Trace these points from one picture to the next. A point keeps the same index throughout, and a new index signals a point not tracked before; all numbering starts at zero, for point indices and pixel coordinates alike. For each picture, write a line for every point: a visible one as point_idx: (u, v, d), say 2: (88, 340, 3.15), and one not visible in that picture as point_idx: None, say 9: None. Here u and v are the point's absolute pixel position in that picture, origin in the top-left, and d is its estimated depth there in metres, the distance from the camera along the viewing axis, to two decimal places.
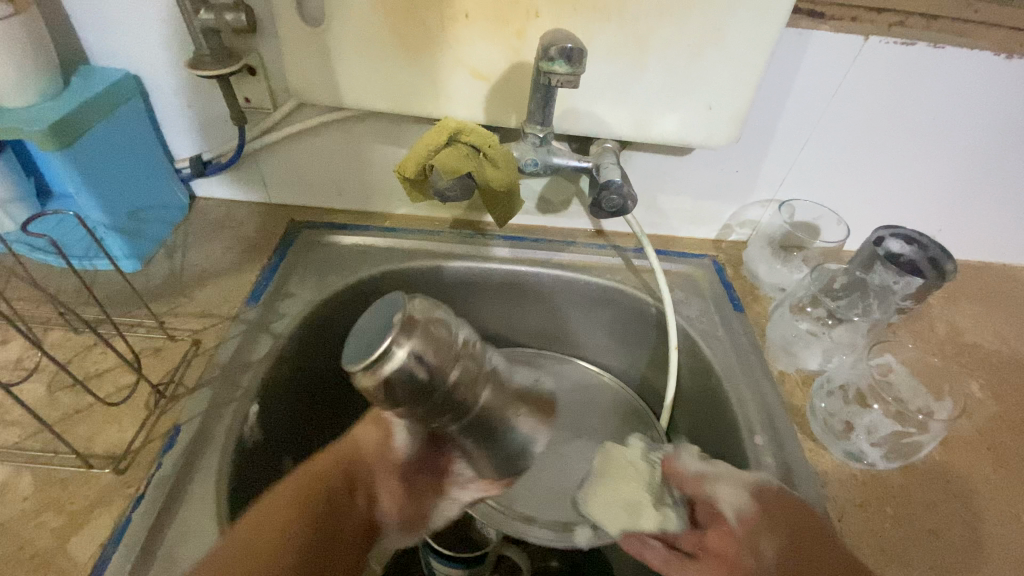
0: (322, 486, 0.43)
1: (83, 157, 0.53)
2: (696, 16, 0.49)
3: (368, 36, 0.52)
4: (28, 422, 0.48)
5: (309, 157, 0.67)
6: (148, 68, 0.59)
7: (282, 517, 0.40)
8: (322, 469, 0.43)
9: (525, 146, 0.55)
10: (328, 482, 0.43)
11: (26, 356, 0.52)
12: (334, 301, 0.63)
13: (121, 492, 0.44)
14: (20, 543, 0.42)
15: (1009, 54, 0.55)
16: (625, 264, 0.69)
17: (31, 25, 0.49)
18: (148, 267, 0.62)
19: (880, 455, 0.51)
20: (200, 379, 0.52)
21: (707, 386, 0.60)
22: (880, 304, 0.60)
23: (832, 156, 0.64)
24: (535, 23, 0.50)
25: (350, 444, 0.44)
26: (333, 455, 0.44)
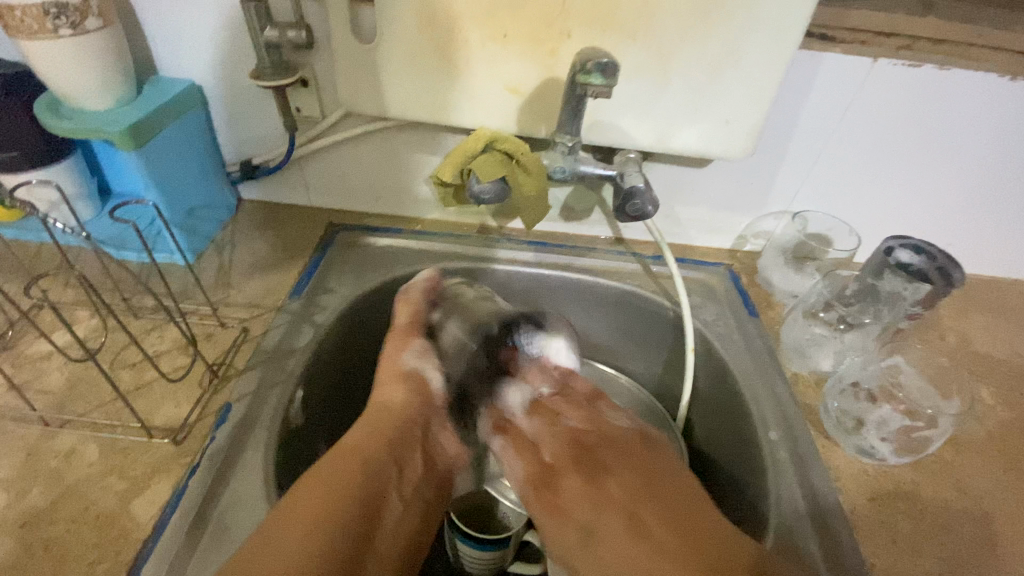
0: (385, 449, 0.48)
1: (152, 156, 0.58)
2: (716, 37, 0.53)
3: (415, 52, 0.57)
4: (92, 396, 0.52)
5: (349, 163, 0.72)
6: (210, 80, 0.65)
7: (351, 476, 0.44)
8: (384, 431, 0.50)
9: (556, 154, 0.59)
10: (387, 447, 0.48)
11: (91, 336, 0.56)
12: (369, 296, 0.67)
13: (178, 461, 0.48)
14: (87, 503, 0.45)
15: (1012, 75, 0.59)
16: (644, 269, 0.73)
17: (116, 36, 0.55)
18: (200, 261, 0.66)
19: (891, 451, 0.53)
20: (249, 362, 0.56)
21: (723, 386, 0.63)
22: (891, 310, 0.63)
23: (843, 170, 0.68)
24: (567, 42, 0.55)
25: (388, 413, 0.51)
26: (381, 424, 0.50)
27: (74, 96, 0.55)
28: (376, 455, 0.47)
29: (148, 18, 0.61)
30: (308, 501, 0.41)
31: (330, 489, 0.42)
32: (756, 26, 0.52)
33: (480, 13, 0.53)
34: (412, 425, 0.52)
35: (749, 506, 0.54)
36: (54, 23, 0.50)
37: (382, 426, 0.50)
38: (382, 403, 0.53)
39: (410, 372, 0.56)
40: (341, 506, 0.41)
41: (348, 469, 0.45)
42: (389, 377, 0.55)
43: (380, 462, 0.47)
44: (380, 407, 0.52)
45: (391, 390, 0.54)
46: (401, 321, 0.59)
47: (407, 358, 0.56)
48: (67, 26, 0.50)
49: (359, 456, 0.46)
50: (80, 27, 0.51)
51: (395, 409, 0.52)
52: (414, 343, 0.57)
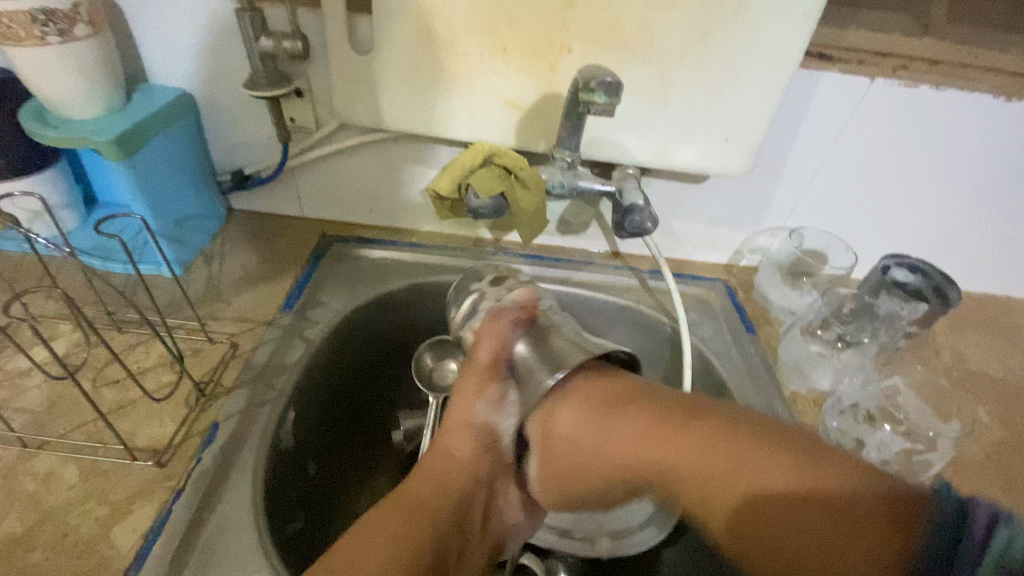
0: (452, 506, 0.45)
1: (141, 165, 0.57)
2: (716, 55, 0.53)
3: (413, 64, 0.56)
4: (73, 415, 0.50)
5: (344, 174, 0.71)
6: (202, 89, 0.64)
7: (416, 529, 0.42)
8: (449, 487, 0.46)
9: (555, 169, 0.58)
10: (454, 502, 0.46)
11: (73, 352, 0.54)
12: (362, 311, 0.65)
13: (162, 484, 0.46)
14: (66, 530, 0.43)
15: (1008, 97, 0.59)
16: (641, 285, 0.72)
17: (105, 44, 0.53)
18: (189, 274, 0.65)
19: (890, 473, 0.53)
20: (237, 379, 0.54)
21: (720, 403, 0.62)
22: (887, 329, 0.63)
23: (841, 186, 0.68)
24: (567, 58, 0.54)
25: (456, 463, 0.48)
26: (447, 478, 0.47)
27: (60, 104, 0.53)
28: (437, 512, 0.44)
29: (139, 26, 0.59)
30: (362, 555, 0.38)
31: (388, 542, 0.40)
32: (756, 45, 0.52)
33: (479, 27, 0.53)
34: (481, 482, 0.48)
35: None
36: (41, 30, 0.48)
37: (446, 479, 0.47)
38: (467, 458, 0.48)
39: (478, 425, 0.48)
40: (404, 571, 0.38)
41: (410, 521, 0.42)
42: (456, 424, 0.49)
43: (445, 524, 0.44)
44: (443, 455, 0.48)
45: (466, 444, 0.48)
46: (478, 360, 0.48)
47: (479, 410, 0.48)
48: (54, 33, 0.49)
49: (427, 513, 0.44)
50: (69, 34, 0.50)
51: (466, 463, 0.48)
52: (484, 391, 0.48)
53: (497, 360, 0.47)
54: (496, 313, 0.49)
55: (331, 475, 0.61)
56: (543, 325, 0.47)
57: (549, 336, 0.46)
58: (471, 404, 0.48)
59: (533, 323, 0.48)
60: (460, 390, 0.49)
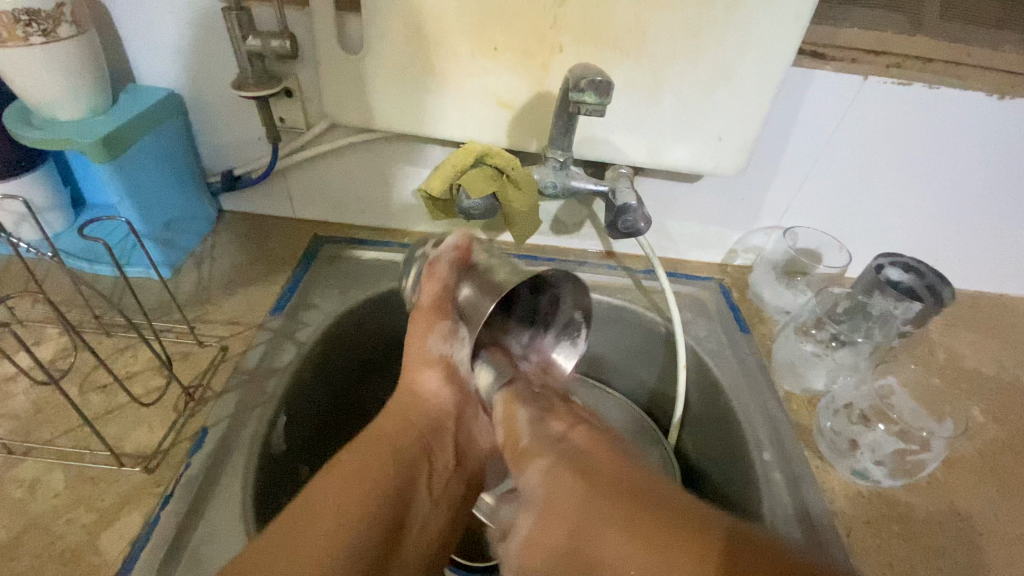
0: (416, 437, 0.48)
1: (127, 167, 0.56)
2: (709, 53, 0.53)
3: (403, 63, 0.55)
4: (59, 420, 0.49)
5: (335, 175, 0.70)
6: (190, 89, 0.63)
7: (383, 458, 0.44)
8: (412, 419, 0.49)
9: (547, 169, 0.58)
10: (418, 435, 0.48)
11: (59, 357, 0.54)
12: (355, 313, 0.65)
13: (150, 490, 0.45)
14: (52, 538, 0.42)
15: (1001, 94, 0.59)
16: (635, 284, 0.72)
17: (91, 44, 0.52)
18: (178, 276, 0.64)
19: (885, 473, 0.53)
20: (227, 384, 0.53)
21: (715, 404, 0.62)
22: (882, 328, 0.62)
23: (834, 185, 0.67)
24: (559, 57, 0.54)
25: (415, 398, 0.50)
26: (411, 413, 0.49)
27: (44, 105, 0.53)
28: (402, 443, 0.47)
29: (125, 25, 0.58)
30: (338, 490, 0.40)
31: (355, 470, 0.42)
32: (749, 44, 0.52)
33: (469, 26, 0.52)
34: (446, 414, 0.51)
35: None
36: (24, 30, 0.47)
37: (409, 413, 0.49)
38: (425, 392, 0.51)
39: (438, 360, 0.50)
40: (373, 495, 0.41)
41: (379, 452, 0.45)
42: (417, 362, 0.51)
43: (412, 452, 0.47)
44: (408, 393, 0.51)
45: (431, 379, 0.51)
46: (423, 303, 0.49)
47: (432, 344, 0.50)
48: (38, 34, 0.48)
49: (392, 446, 0.46)
50: (52, 35, 0.49)
51: (427, 397, 0.51)
52: (439, 327, 0.49)
53: (445, 301, 0.49)
54: (432, 262, 0.50)
55: None
56: (482, 267, 0.48)
57: (491, 274, 0.47)
58: (422, 342, 0.50)
59: (471, 265, 0.49)
60: (411, 327, 0.51)
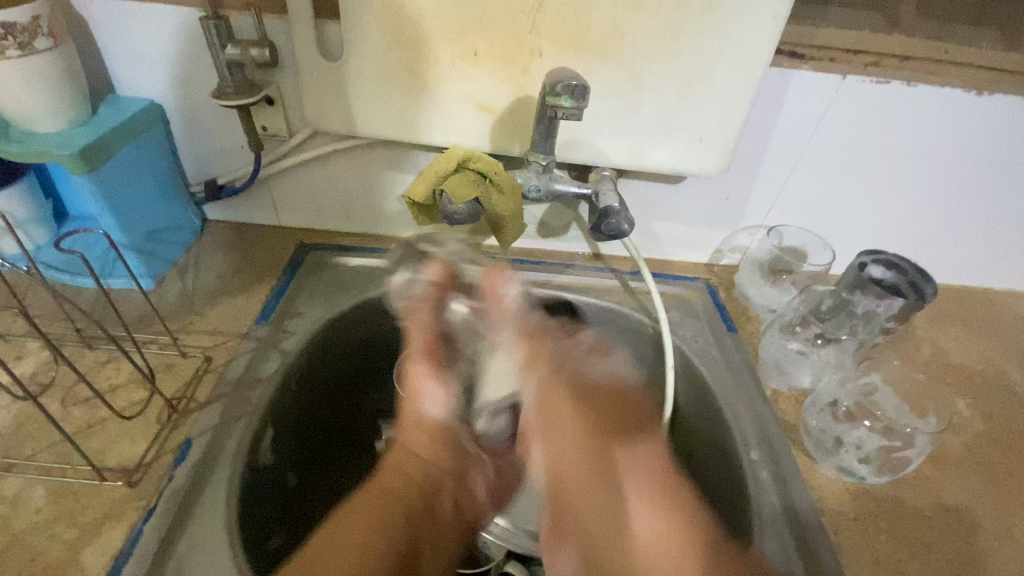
0: (418, 495, 0.46)
1: (106, 179, 0.56)
2: (687, 56, 0.53)
3: (384, 70, 0.55)
4: (40, 435, 0.49)
5: (320, 182, 0.70)
6: (170, 98, 0.63)
7: (388, 519, 0.42)
8: (411, 473, 0.47)
9: (530, 173, 0.58)
10: (417, 487, 0.46)
11: (41, 371, 0.53)
12: (342, 320, 0.64)
13: (132, 504, 0.45)
14: (33, 554, 0.42)
15: (978, 90, 0.60)
16: (622, 286, 0.72)
17: (68, 56, 0.52)
18: (161, 287, 0.64)
19: (870, 470, 0.53)
20: (210, 395, 0.53)
21: (703, 404, 0.62)
22: (865, 327, 0.63)
23: (817, 183, 0.68)
24: (539, 61, 0.54)
25: (414, 456, 0.49)
26: (415, 464, 0.48)
27: (22, 117, 0.52)
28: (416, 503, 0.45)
29: (103, 35, 0.58)
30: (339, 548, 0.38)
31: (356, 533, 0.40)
32: (728, 46, 0.52)
33: (449, 31, 0.52)
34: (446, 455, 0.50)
35: (731, 528, 0.53)
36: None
37: (409, 471, 0.47)
38: (426, 445, 0.49)
39: (432, 418, 0.50)
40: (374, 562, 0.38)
41: (376, 512, 0.42)
42: (413, 423, 0.51)
43: (420, 518, 0.45)
44: (401, 451, 0.49)
45: (425, 411, 0.50)
46: (418, 337, 0.54)
47: (428, 405, 0.51)
48: (13, 46, 0.48)
49: (397, 498, 0.44)
50: (28, 47, 0.49)
51: (425, 456, 0.49)
52: (433, 364, 0.52)
53: (435, 341, 0.54)
54: (411, 297, 0.57)
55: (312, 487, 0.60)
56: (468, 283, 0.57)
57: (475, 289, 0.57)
58: (415, 386, 0.51)
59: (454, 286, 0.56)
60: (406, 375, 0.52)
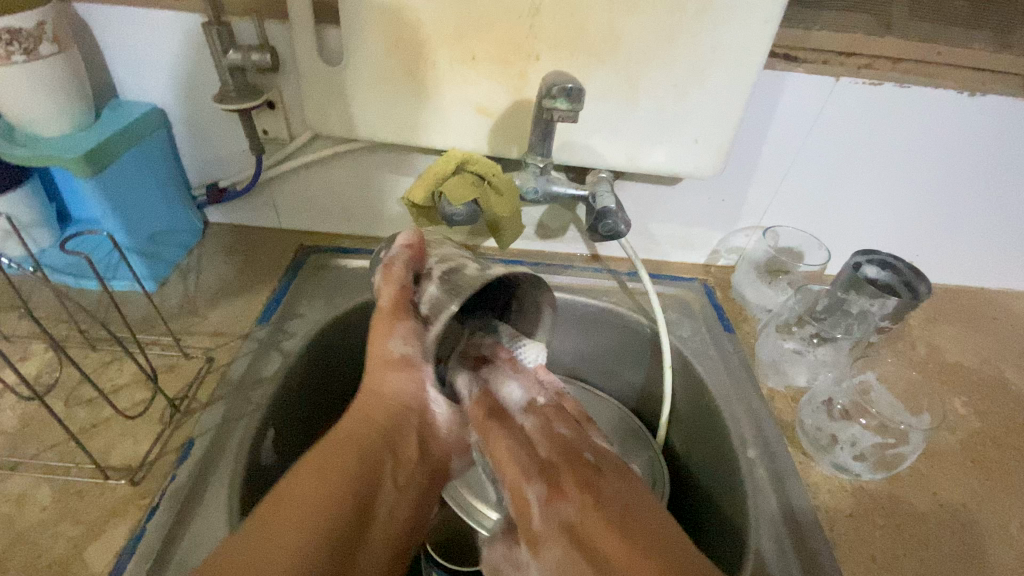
0: (378, 436, 0.47)
1: (110, 181, 0.57)
2: (682, 59, 0.54)
3: (383, 74, 0.56)
4: (45, 434, 0.49)
5: (320, 185, 0.71)
6: (172, 102, 0.63)
7: (343, 465, 0.43)
8: (372, 416, 0.48)
9: (528, 174, 0.59)
10: (379, 430, 0.47)
11: (44, 372, 0.54)
12: (342, 322, 0.65)
13: (136, 502, 0.45)
14: (37, 551, 0.42)
15: (970, 92, 0.60)
16: (620, 286, 0.72)
17: (72, 61, 0.53)
18: (163, 289, 0.64)
19: (865, 468, 0.53)
20: (213, 395, 0.53)
21: (700, 403, 0.62)
22: (860, 325, 0.63)
23: (812, 184, 0.68)
24: (535, 65, 0.55)
25: (381, 398, 0.49)
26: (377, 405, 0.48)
27: (27, 121, 0.53)
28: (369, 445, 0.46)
29: (106, 40, 0.59)
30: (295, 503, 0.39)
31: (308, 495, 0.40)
32: (722, 48, 0.53)
33: (447, 36, 0.53)
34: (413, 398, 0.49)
35: (728, 525, 0.53)
36: (6, 50, 0.48)
37: (372, 414, 0.48)
38: (394, 387, 0.50)
39: (401, 359, 0.50)
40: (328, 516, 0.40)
41: (334, 462, 0.43)
42: (383, 363, 0.50)
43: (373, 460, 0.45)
44: (373, 392, 0.50)
45: (398, 379, 0.50)
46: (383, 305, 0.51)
47: (395, 343, 0.50)
48: (19, 52, 0.49)
49: (357, 446, 0.45)
50: (34, 53, 0.49)
51: (389, 394, 0.49)
52: (398, 328, 0.50)
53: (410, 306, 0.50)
54: (388, 265, 0.52)
55: None
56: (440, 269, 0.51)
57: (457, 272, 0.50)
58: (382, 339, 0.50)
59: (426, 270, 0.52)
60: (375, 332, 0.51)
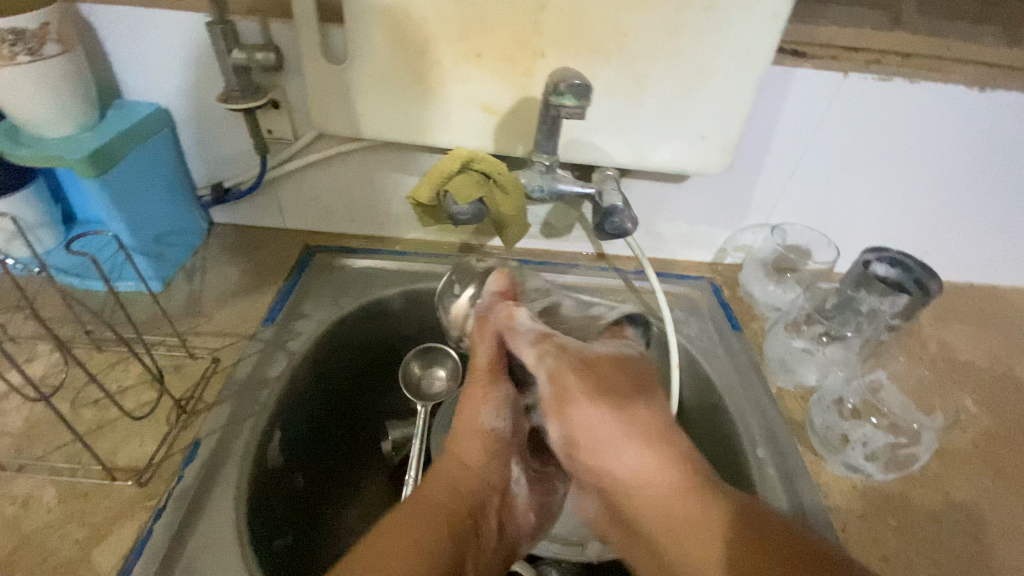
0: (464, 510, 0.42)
1: (116, 182, 0.57)
2: (690, 55, 0.53)
3: (388, 73, 0.56)
4: (52, 435, 0.49)
5: (325, 184, 0.70)
6: (177, 102, 0.63)
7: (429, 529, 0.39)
8: (459, 489, 0.44)
9: (534, 172, 0.58)
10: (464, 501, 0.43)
11: (51, 373, 0.54)
12: (347, 322, 0.65)
13: (142, 504, 0.45)
14: (44, 553, 0.42)
15: (982, 86, 0.59)
16: (626, 285, 0.72)
17: (77, 62, 0.53)
18: (169, 289, 0.64)
19: (876, 467, 0.53)
20: (219, 395, 0.53)
21: (708, 402, 0.62)
22: (871, 323, 0.63)
23: (821, 181, 0.68)
24: (542, 62, 0.54)
25: (459, 464, 0.46)
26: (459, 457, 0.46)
27: (32, 122, 0.53)
28: (455, 514, 0.42)
29: (110, 40, 0.59)
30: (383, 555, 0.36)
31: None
32: (730, 44, 0.52)
33: (452, 34, 0.53)
34: (490, 449, 0.47)
35: None
36: (11, 50, 0.48)
37: (456, 484, 0.44)
38: (474, 457, 0.46)
39: (486, 430, 0.47)
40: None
41: (417, 542, 0.38)
42: (465, 431, 0.48)
43: (465, 536, 0.41)
44: (455, 461, 0.46)
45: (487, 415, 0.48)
46: (478, 362, 0.49)
47: (486, 414, 0.48)
48: (24, 53, 0.48)
49: (445, 516, 0.41)
50: (39, 53, 0.49)
51: (477, 469, 0.46)
52: (492, 398, 0.48)
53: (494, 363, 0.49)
54: (481, 316, 0.51)
55: (318, 488, 0.61)
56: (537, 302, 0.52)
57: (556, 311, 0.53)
58: (474, 411, 0.48)
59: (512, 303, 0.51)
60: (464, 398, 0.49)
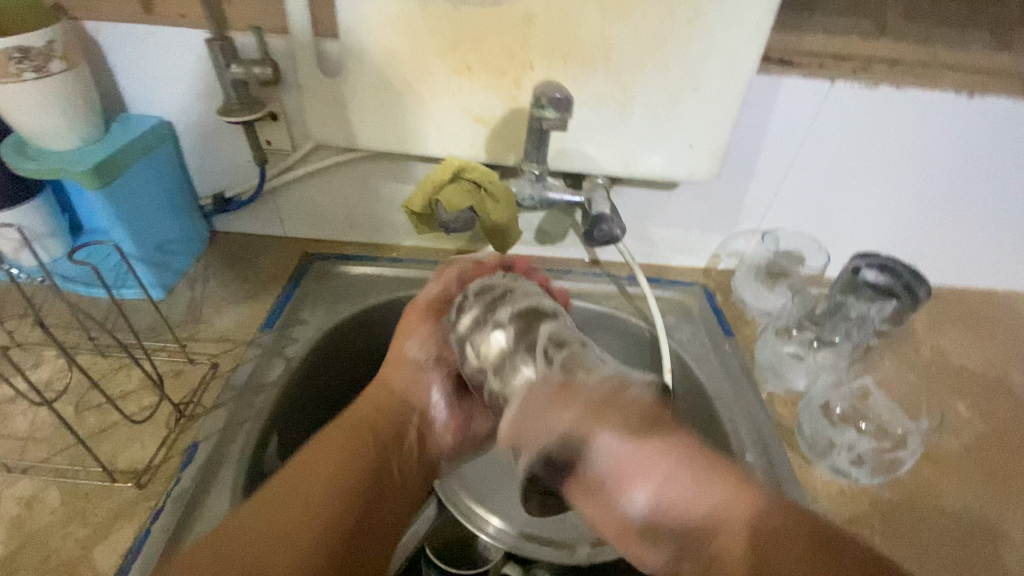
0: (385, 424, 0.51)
1: (119, 192, 0.58)
2: (675, 65, 0.54)
3: (380, 84, 0.57)
4: (56, 439, 0.51)
5: (322, 193, 0.72)
6: (179, 115, 0.65)
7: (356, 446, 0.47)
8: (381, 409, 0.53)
9: (524, 182, 0.60)
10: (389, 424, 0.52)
11: (55, 378, 0.56)
12: (344, 327, 0.66)
13: (142, 505, 0.46)
14: (47, 553, 0.44)
15: (969, 92, 0.60)
16: (620, 291, 0.73)
17: (82, 77, 0.55)
18: (171, 297, 0.66)
19: (863, 472, 0.54)
20: (217, 399, 0.55)
21: (699, 407, 0.62)
22: (859, 329, 0.64)
23: (811, 187, 0.68)
24: (530, 73, 0.55)
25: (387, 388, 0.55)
26: (392, 365, 0.57)
27: (38, 136, 0.55)
28: (374, 425, 0.51)
29: (113, 56, 0.61)
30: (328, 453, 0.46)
31: (328, 460, 0.45)
32: (714, 54, 0.53)
33: (442, 47, 0.54)
34: (440, 363, 0.57)
35: None
36: (17, 67, 0.50)
37: (378, 403, 0.53)
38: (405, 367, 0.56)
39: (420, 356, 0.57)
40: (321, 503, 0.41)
41: (335, 459, 0.45)
42: (399, 359, 0.57)
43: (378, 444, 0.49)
44: (381, 385, 0.55)
45: (409, 343, 0.57)
46: (423, 300, 0.59)
47: (410, 343, 0.57)
48: (30, 70, 0.50)
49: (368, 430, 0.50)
50: (44, 70, 0.51)
51: (383, 395, 0.54)
52: (420, 329, 0.57)
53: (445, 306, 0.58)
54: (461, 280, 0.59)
55: None
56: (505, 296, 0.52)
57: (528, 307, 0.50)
58: (401, 341, 0.57)
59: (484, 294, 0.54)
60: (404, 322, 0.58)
